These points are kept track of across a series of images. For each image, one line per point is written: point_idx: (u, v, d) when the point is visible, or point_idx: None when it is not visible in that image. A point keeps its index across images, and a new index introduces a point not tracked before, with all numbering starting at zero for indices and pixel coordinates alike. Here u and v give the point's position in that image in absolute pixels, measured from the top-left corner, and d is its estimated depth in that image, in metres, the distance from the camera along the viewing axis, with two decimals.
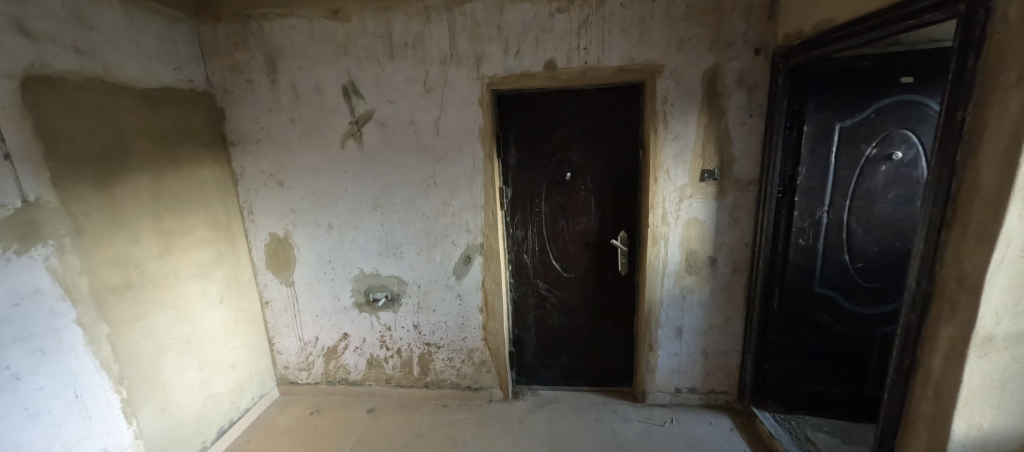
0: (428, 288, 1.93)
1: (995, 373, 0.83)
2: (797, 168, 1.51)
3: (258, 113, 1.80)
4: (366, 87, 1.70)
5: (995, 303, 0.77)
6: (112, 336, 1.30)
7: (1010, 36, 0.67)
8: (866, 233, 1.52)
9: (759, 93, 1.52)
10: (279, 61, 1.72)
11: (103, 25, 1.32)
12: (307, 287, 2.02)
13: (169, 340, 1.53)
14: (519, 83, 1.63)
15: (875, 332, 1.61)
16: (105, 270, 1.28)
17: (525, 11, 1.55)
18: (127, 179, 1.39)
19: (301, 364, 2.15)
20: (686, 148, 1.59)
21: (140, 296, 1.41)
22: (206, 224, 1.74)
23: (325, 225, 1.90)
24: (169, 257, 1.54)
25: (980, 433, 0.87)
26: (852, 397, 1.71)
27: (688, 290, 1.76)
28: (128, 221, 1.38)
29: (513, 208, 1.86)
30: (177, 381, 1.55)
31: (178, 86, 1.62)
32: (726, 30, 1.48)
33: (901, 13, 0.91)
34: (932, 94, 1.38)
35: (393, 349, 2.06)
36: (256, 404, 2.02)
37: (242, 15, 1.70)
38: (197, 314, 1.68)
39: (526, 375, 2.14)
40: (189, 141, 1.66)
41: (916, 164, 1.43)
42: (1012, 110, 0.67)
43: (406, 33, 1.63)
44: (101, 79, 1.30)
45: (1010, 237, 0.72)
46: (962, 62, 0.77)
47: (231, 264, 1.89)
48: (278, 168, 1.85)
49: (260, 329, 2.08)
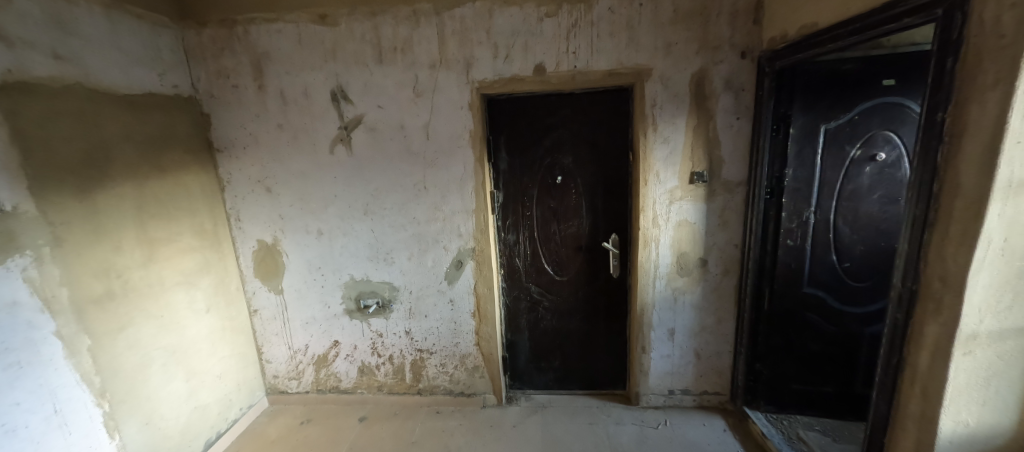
0: (419, 294, 1.92)
1: (980, 370, 0.83)
2: (784, 170, 1.53)
3: (245, 119, 1.78)
4: (355, 92, 1.69)
5: (977, 301, 0.78)
6: (94, 347, 1.26)
7: (987, 40, 0.68)
8: (853, 233, 1.55)
9: (746, 96, 1.54)
10: (266, 66, 1.70)
11: (84, 30, 1.29)
12: (297, 294, 1.99)
13: (155, 350, 1.50)
14: (508, 87, 1.63)
15: (863, 331, 1.63)
16: (87, 280, 1.25)
17: (514, 15, 1.55)
18: (110, 187, 1.36)
19: (290, 373, 2.12)
20: (675, 151, 1.61)
21: (123, 307, 1.37)
22: (193, 231, 1.72)
23: (314, 231, 1.88)
24: (154, 266, 1.51)
25: (966, 430, 0.88)
26: (843, 396, 1.73)
27: (680, 291, 1.76)
28: (110, 230, 1.35)
29: (505, 213, 1.86)
30: (162, 393, 1.52)
31: (162, 92, 1.60)
32: (712, 34, 1.50)
33: (883, 17, 0.93)
34: (912, 96, 1.41)
35: (385, 356, 2.03)
36: (245, 415, 1.98)
37: (227, 20, 1.68)
38: (184, 324, 1.64)
39: (520, 379, 2.12)
40: (174, 148, 1.63)
41: (899, 165, 1.46)
42: (990, 112, 0.68)
43: (394, 38, 1.62)
44: (83, 86, 1.28)
45: (991, 236, 0.73)
46: (941, 64, 0.79)
47: (218, 272, 1.85)
48: (265, 174, 1.83)
49: (248, 337, 2.04)
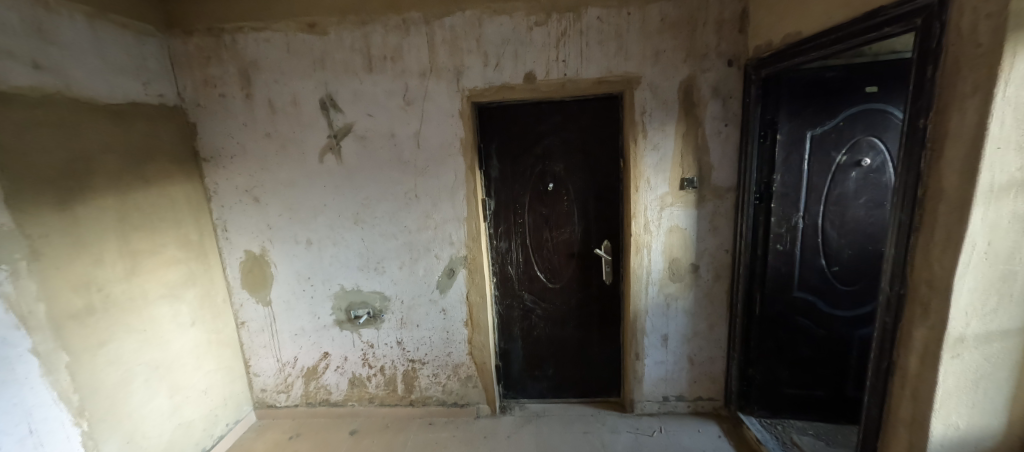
0: (410, 303, 1.89)
1: (968, 374, 0.84)
2: (773, 175, 1.55)
3: (232, 128, 1.75)
4: (344, 100, 1.68)
5: (964, 305, 0.79)
6: (72, 365, 1.22)
7: (965, 49, 0.70)
8: (841, 237, 1.56)
9: (733, 103, 1.56)
10: (254, 74, 1.69)
11: (65, 40, 1.27)
12: (285, 306, 1.95)
13: (137, 365, 1.45)
14: (498, 95, 1.63)
15: (853, 334, 1.65)
16: (65, 294, 1.22)
17: (503, 24, 1.56)
18: (91, 199, 1.33)
19: (278, 386, 2.07)
20: (665, 157, 1.62)
21: (103, 322, 1.33)
22: (177, 242, 1.68)
23: (303, 241, 1.85)
24: (136, 278, 1.47)
25: (957, 434, 0.88)
26: (835, 400, 1.74)
27: (672, 297, 1.77)
28: (91, 243, 1.31)
29: (496, 220, 1.85)
30: (144, 411, 1.47)
31: (146, 102, 1.57)
32: (699, 42, 1.52)
33: (864, 25, 0.95)
34: (895, 102, 1.44)
35: (376, 367, 2.00)
36: (231, 430, 1.93)
37: (215, 29, 1.66)
38: (168, 337, 1.60)
39: (514, 388, 2.10)
40: (159, 158, 1.60)
41: (883, 170, 1.48)
42: (970, 119, 0.69)
43: (384, 46, 1.62)
44: (63, 95, 1.25)
45: (975, 241, 0.74)
46: (922, 72, 0.80)
47: (203, 284, 1.81)
48: (253, 184, 1.80)
49: (235, 350, 2.00)
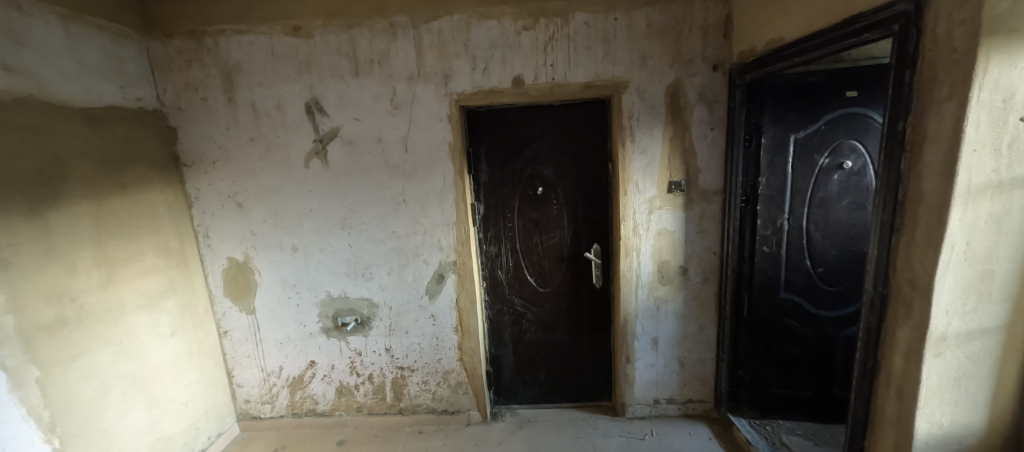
0: (399, 310, 1.87)
1: (950, 373, 0.85)
2: (758, 178, 1.57)
3: (214, 132, 1.72)
4: (330, 104, 1.66)
5: (945, 304, 0.80)
6: (43, 380, 1.17)
7: (939, 55, 0.72)
8: (825, 239, 1.59)
9: (719, 108, 1.58)
10: (237, 78, 1.66)
11: (38, 42, 1.22)
12: (270, 314, 1.91)
13: (113, 378, 1.40)
14: (487, 99, 1.63)
15: (838, 335, 1.67)
16: (36, 306, 1.17)
17: (491, 28, 1.56)
18: (64, 206, 1.28)
19: (263, 397, 2.02)
20: (653, 161, 1.63)
21: (76, 335, 1.28)
22: (157, 250, 1.63)
23: (288, 247, 1.82)
24: (112, 288, 1.42)
25: (940, 433, 0.89)
26: (822, 400, 1.76)
27: (662, 299, 1.77)
28: (65, 252, 1.27)
29: (486, 225, 1.84)
30: (120, 426, 1.41)
31: (124, 106, 1.53)
32: (685, 48, 1.54)
33: (844, 31, 0.97)
34: (874, 107, 1.47)
35: (364, 375, 1.96)
36: (213, 444, 1.87)
37: (196, 32, 1.63)
38: (146, 349, 1.55)
39: (505, 394, 2.08)
40: (137, 163, 1.56)
41: (864, 172, 1.52)
42: (947, 123, 0.71)
43: (371, 50, 1.60)
44: (35, 99, 1.20)
45: (954, 241, 0.75)
46: (900, 77, 0.82)
47: (184, 294, 1.76)
48: (236, 189, 1.76)
49: (217, 361, 1.94)
